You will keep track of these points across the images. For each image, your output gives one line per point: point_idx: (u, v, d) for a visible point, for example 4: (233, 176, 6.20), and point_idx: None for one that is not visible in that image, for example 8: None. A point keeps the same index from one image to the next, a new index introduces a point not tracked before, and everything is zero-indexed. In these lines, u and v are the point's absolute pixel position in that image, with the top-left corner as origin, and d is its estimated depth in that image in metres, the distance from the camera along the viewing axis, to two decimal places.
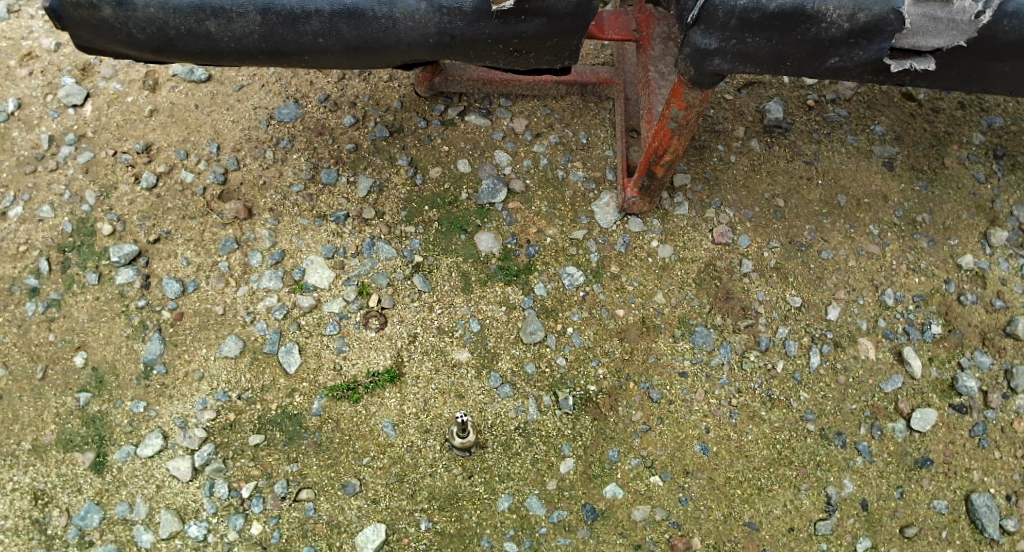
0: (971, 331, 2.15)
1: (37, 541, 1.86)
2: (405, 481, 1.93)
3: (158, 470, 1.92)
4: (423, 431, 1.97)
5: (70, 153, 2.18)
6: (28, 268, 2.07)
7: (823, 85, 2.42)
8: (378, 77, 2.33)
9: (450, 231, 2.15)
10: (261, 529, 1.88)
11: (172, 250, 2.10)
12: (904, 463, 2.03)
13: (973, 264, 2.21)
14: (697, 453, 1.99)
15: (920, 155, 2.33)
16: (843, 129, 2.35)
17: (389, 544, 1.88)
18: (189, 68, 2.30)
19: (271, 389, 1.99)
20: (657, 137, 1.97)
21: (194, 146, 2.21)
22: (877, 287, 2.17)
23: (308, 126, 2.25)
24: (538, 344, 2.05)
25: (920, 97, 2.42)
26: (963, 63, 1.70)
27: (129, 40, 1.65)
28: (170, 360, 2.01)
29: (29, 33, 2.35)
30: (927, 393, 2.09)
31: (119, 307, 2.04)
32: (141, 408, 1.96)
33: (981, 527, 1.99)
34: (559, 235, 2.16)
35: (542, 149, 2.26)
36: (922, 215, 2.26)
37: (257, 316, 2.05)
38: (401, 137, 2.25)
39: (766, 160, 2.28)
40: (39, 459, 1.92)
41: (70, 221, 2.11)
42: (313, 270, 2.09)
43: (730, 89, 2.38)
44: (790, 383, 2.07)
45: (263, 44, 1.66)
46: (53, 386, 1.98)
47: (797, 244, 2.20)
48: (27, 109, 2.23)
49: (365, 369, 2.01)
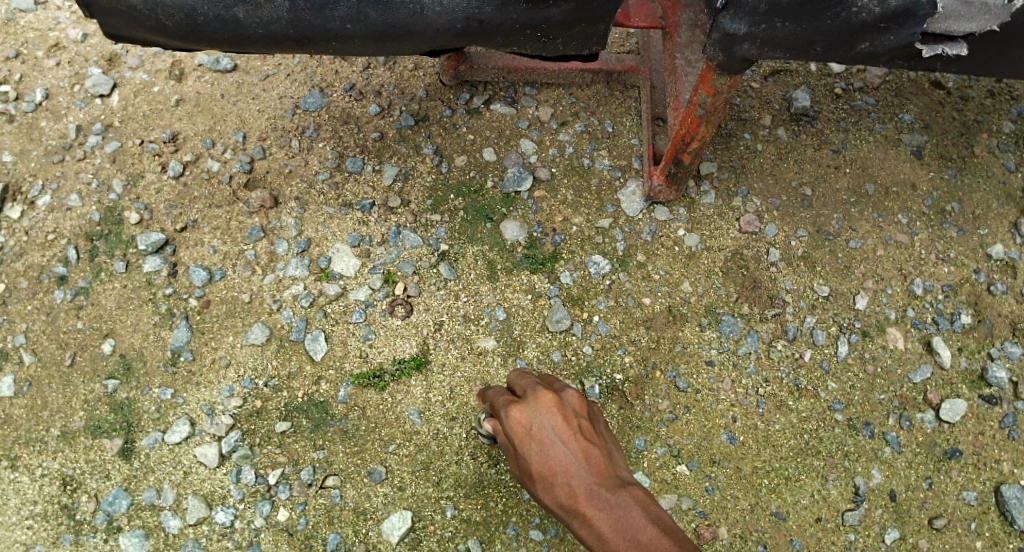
0: (1001, 322, 2.13)
1: (66, 526, 1.89)
2: (431, 468, 1.94)
3: (185, 457, 1.93)
4: (448, 419, 1.98)
5: (97, 143, 2.19)
6: (57, 256, 2.08)
7: (851, 73, 2.38)
8: (403, 66, 2.31)
9: (475, 220, 2.15)
10: (287, 516, 1.91)
11: (199, 239, 2.11)
12: (934, 453, 2.01)
13: (1004, 254, 2.19)
14: (723, 442, 1.99)
15: (949, 143, 2.30)
16: (870, 117, 2.31)
17: (415, 531, 1.90)
18: (215, 57, 2.28)
19: (298, 376, 2.00)
20: (685, 124, 1.95)
21: (221, 135, 2.21)
22: (905, 276, 2.15)
23: (333, 115, 2.24)
24: (564, 332, 2.05)
25: (949, 84, 2.39)
26: (994, 50, 1.68)
27: (157, 26, 1.66)
28: (197, 348, 2.02)
29: (56, 24, 2.33)
30: (956, 384, 2.07)
31: (146, 295, 2.06)
32: (169, 395, 1.98)
33: (1011, 519, 1.97)
34: (585, 223, 2.16)
35: (567, 137, 2.25)
36: (952, 204, 2.23)
37: (283, 304, 2.05)
38: (426, 126, 2.24)
39: (793, 148, 2.26)
40: (68, 445, 1.94)
41: (99, 210, 2.12)
42: (339, 258, 2.09)
43: (756, 77, 2.34)
44: (818, 372, 2.05)
45: (291, 30, 1.66)
46: (81, 372, 1.99)
47: (825, 233, 2.18)
48: (54, 99, 2.23)
49: (391, 356, 2.02)
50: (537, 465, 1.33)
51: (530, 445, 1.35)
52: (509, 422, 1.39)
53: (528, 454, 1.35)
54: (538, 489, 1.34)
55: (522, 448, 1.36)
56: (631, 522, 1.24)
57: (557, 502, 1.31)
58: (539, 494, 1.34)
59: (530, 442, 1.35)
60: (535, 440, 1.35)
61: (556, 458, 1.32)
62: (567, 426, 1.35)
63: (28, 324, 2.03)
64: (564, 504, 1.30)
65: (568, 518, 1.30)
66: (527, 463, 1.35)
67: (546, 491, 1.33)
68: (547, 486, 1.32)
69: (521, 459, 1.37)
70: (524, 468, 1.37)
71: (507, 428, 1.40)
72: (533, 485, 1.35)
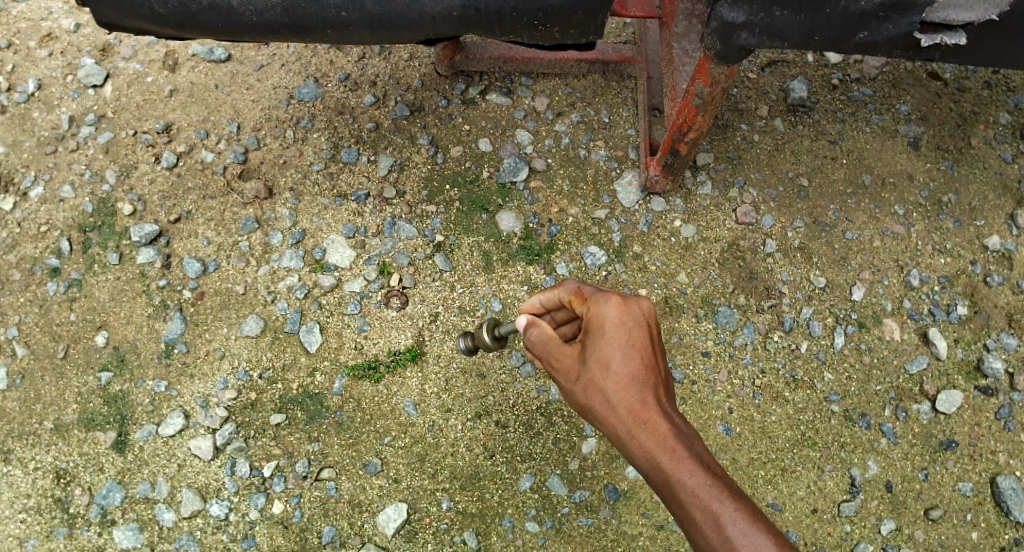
0: (997, 313, 2.13)
1: (60, 519, 1.88)
2: (427, 460, 1.94)
3: (179, 450, 1.93)
4: (444, 411, 1.97)
5: (90, 134, 2.17)
6: (49, 248, 2.07)
7: (848, 64, 2.37)
8: (399, 56, 2.29)
9: (471, 211, 2.14)
10: (282, 508, 1.90)
11: (193, 230, 2.10)
12: (929, 444, 2.01)
13: (1000, 246, 2.19)
14: (719, 433, 1.98)
15: (946, 134, 2.29)
16: (867, 108, 2.30)
17: (411, 524, 1.90)
18: (209, 47, 2.27)
19: (293, 368, 1.99)
20: (682, 114, 1.94)
21: (214, 125, 2.19)
22: (902, 267, 2.15)
23: (328, 105, 2.23)
24: None
25: (946, 75, 2.38)
26: (996, 38, 1.67)
27: (150, 15, 1.64)
28: (191, 340, 2.01)
29: (48, 14, 2.31)
30: (952, 375, 2.07)
31: (140, 286, 2.04)
32: (163, 388, 1.97)
33: (1006, 510, 1.98)
34: (581, 214, 2.15)
35: (563, 128, 2.24)
36: (948, 195, 2.23)
37: (278, 295, 2.04)
38: (422, 117, 2.23)
39: (790, 139, 2.25)
40: (62, 438, 1.93)
41: (92, 201, 2.11)
42: (334, 249, 2.08)
43: (753, 68, 2.33)
44: (815, 363, 2.05)
45: (286, 18, 1.65)
46: (75, 365, 1.98)
47: (821, 223, 2.17)
48: (47, 90, 2.21)
49: (387, 348, 2.01)
50: (623, 359, 1.40)
51: (624, 342, 1.42)
52: (604, 313, 1.45)
53: (614, 346, 1.41)
54: (610, 380, 1.39)
55: (610, 341, 1.42)
56: (699, 448, 1.34)
57: (627, 402, 1.37)
58: (604, 385, 1.39)
59: (626, 340, 1.42)
60: (628, 337, 1.42)
61: (640, 362, 1.40)
62: (653, 341, 1.44)
63: (20, 317, 2.01)
64: (632, 406, 1.37)
65: (633, 421, 1.36)
66: (609, 355, 1.41)
67: (618, 388, 1.38)
68: (623, 385, 1.38)
69: (599, 351, 1.42)
70: (598, 360, 1.41)
71: (593, 319, 1.46)
72: (605, 375, 1.39)
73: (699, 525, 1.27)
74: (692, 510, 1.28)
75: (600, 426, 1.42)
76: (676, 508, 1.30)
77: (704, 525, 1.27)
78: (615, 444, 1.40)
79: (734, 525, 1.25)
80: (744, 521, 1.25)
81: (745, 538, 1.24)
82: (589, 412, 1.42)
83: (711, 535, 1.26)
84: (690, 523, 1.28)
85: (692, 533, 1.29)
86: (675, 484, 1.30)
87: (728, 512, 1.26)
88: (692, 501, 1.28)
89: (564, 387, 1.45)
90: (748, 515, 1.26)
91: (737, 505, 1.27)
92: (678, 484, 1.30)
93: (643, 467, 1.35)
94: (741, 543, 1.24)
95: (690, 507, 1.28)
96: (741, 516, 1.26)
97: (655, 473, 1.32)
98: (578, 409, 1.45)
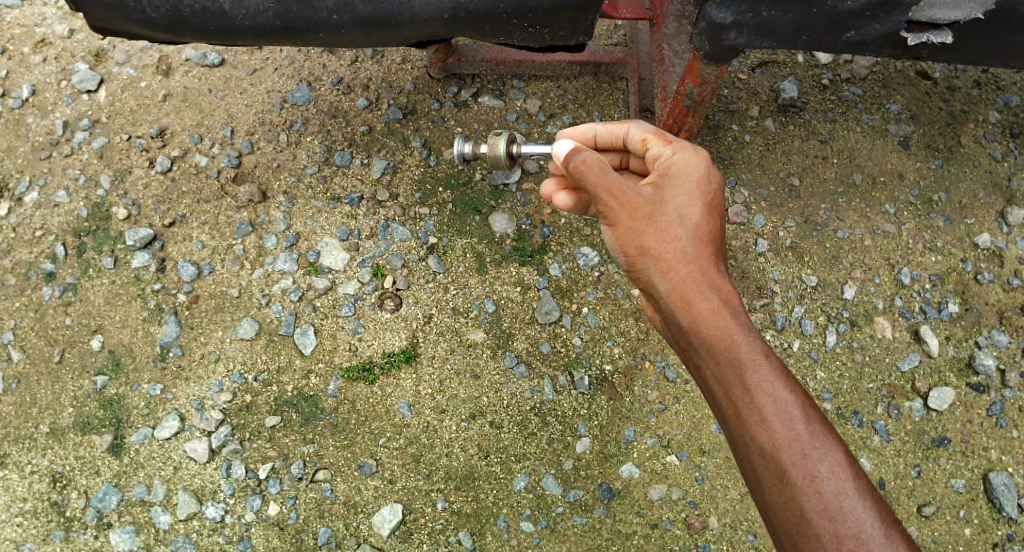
0: (987, 310, 2.14)
1: (56, 523, 1.88)
2: (422, 461, 1.95)
3: (175, 452, 1.93)
4: (438, 412, 1.98)
5: (84, 139, 2.18)
6: (44, 253, 2.07)
7: (838, 64, 2.37)
8: (391, 60, 2.30)
9: (464, 212, 2.15)
10: (278, 510, 1.91)
11: (187, 234, 2.10)
12: (921, 442, 2.03)
13: (990, 243, 2.20)
14: (712, 432, 2.00)
15: (936, 133, 2.31)
16: (858, 108, 2.32)
17: (406, 524, 1.91)
18: (202, 52, 2.27)
19: (287, 370, 2.00)
20: (672, 115, 1.98)
21: (208, 130, 2.20)
22: (893, 266, 2.16)
23: (321, 109, 2.23)
24: (553, 324, 2.06)
25: (936, 74, 2.38)
26: (984, 35, 1.68)
27: (143, 19, 1.65)
28: (186, 343, 2.01)
29: (42, 19, 2.32)
30: (943, 372, 2.09)
31: (135, 290, 2.05)
32: (158, 391, 1.98)
33: (999, 506, 1.99)
34: (574, 215, 2.16)
35: (555, 129, 2.25)
36: (939, 194, 2.24)
37: (272, 298, 2.05)
38: (414, 119, 2.23)
39: (781, 139, 2.26)
40: (58, 442, 1.93)
41: (86, 206, 2.12)
42: (328, 252, 2.09)
43: (743, 69, 2.34)
44: (807, 362, 2.06)
45: (278, 21, 1.66)
46: (71, 369, 1.99)
47: (813, 223, 2.19)
48: (41, 95, 2.22)
49: (381, 350, 2.02)
50: (702, 221, 1.50)
51: (710, 199, 1.54)
52: (694, 162, 1.56)
53: (694, 207, 1.51)
54: (688, 234, 1.48)
55: (697, 193, 1.53)
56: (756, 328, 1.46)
57: (700, 261, 1.48)
58: (681, 235, 1.48)
59: (710, 197, 1.54)
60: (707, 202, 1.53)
61: (713, 231, 1.51)
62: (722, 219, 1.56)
63: (15, 321, 2.02)
64: (707, 269, 1.48)
65: (707, 286, 1.46)
66: (693, 207, 1.51)
67: (696, 244, 1.48)
68: (701, 243, 1.49)
69: (683, 198, 1.52)
70: (678, 209, 1.50)
71: (678, 164, 1.57)
72: (682, 226, 1.49)
73: (765, 408, 1.38)
74: (760, 391, 1.38)
75: (660, 274, 1.48)
76: (741, 385, 1.40)
77: (768, 410, 1.37)
78: (675, 297, 1.47)
79: (801, 420, 1.37)
80: (811, 417, 1.38)
81: (810, 439, 1.37)
82: (654, 256, 1.48)
83: (778, 426, 1.37)
84: (753, 404, 1.38)
85: (747, 409, 1.39)
86: (748, 359, 1.40)
87: (795, 407, 1.38)
88: (761, 386, 1.38)
89: (625, 223, 1.49)
90: (814, 416, 1.39)
91: (804, 401, 1.39)
92: (751, 363, 1.40)
93: (708, 333, 1.43)
94: (805, 442, 1.36)
95: (758, 389, 1.39)
96: (809, 410, 1.39)
97: (723, 342, 1.41)
98: (633, 247, 1.49)
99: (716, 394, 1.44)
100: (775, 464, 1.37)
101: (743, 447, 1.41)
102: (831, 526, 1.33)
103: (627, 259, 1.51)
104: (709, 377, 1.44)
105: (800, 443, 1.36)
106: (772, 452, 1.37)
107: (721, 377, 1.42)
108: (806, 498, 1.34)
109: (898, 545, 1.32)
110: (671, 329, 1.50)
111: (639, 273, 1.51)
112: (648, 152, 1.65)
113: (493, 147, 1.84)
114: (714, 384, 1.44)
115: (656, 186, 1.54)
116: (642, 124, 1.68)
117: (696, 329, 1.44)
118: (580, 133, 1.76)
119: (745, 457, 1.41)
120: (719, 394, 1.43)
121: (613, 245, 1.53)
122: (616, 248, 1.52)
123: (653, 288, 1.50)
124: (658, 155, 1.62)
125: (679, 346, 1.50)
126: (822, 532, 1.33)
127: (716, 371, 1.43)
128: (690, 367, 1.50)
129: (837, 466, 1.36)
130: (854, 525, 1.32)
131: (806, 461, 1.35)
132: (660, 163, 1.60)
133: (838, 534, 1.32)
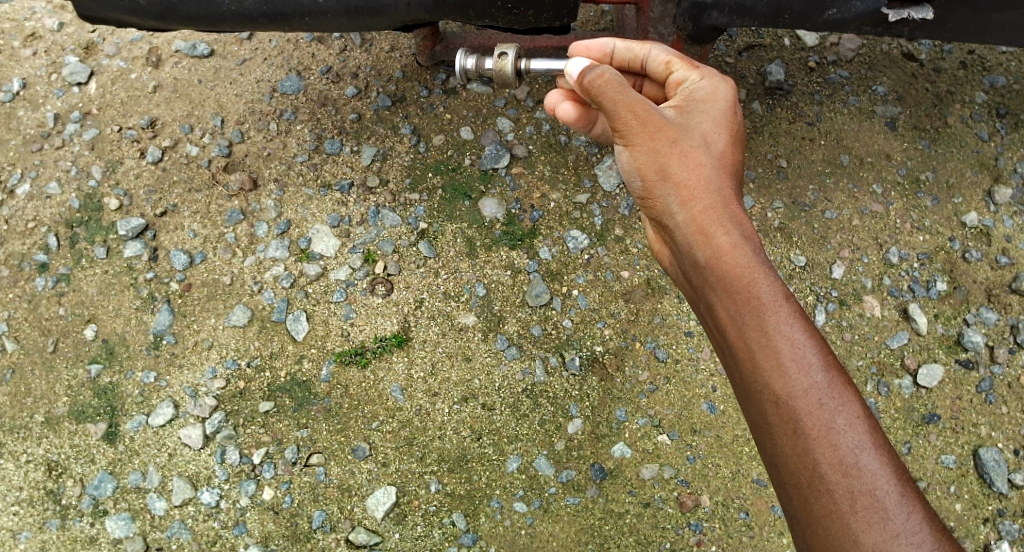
0: (976, 288, 2.16)
1: (52, 511, 1.89)
2: (415, 444, 1.96)
3: (169, 439, 1.94)
4: (430, 394, 1.99)
5: (75, 131, 2.18)
6: (38, 244, 2.09)
7: (824, 47, 2.38)
8: (379, 48, 2.31)
9: (454, 198, 2.16)
10: (272, 495, 1.92)
11: (179, 223, 2.11)
12: (911, 419, 2.05)
13: (978, 222, 2.21)
14: (704, 411, 2.01)
15: (922, 114, 2.32)
16: (844, 90, 2.33)
17: (400, 506, 1.92)
18: (192, 43, 2.28)
19: (280, 355, 2.01)
20: None
21: (198, 120, 2.21)
22: (880, 245, 2.18)
23: (310, 98, 2.24)
24: (544, 306, 2.07)
25: (922, 56, 2.39)
26: (962, 15, 1.73)
27: (131, 7, 1.67)
28: (179, 331, 2.03)
29: (31, 13, 2.32)
30: (932, 349, 2.10)
31: (128, 279, 2.06)
32: (152, 378, 1.99)
33: (990, 481, 2.00)
34: (562, 199, 2.17)
35: (544, 115, 2.25)
36: (926, 173, 2.25)
37: (265, 285, 2.06)
38: (403, 106, 2.24)
39: (768, 122, 2.27)
40: (52, 431, 1.94)
41: (78, 197, 2.12)
42: (319, 239, 2.10)
43: (730, 53, 2.34)
44: None
45: (263, 7, 1.67)
46: (65, 358, 2.00)
47: (800, 204, 2.20)
48: (32, 88, 2.23)
49: (373, 335, 2.03)
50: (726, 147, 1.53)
51: (733, 128, 1.56)
52: (720, 90, 1.59)
53: (719, 134, 1.54)
54: (712, 162, 1.50)
55: (722, 121, 1.55)
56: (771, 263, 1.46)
57: (723, 187, 1.49)
58: (705, 162, 1.50)
59: (732, 126, 1.57)
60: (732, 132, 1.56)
61: (734, 165, 1.54)
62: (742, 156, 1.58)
63: (10, 312, 2.03)
64: (731, 201, 1.48)
65: (728, 219, 1.46)
66: (718, 135, 1.54)
67: (719, 173, 1.50)
68: (724, 172, 1.51)
69: (708, 124, 1.54)
70: (702, 136, 1.53)
71: (705, 90, 1.59)
72: (707, 152, 1.51)
73: (783, 352, 1.36)
74: (778, 335, 1.36)
75: (679, 202, 1.49)
76: (758, 326, 1.37)
77: (783, 348, 1.36)
78: (696, 228, 1.46)
79: (819, 367, 1.35)
80: (827, 364, 1.36)
81: (828, 390, 1.34)
82: (675, 182, 1.49)
83: (795, 373, 1.35)
84: (770, 346, 1.36)
85: (761, 347, 1.37)
86: (766, 300, 1.38)
87: (813, 354, 1.36)
88: (781, 329, 1.37)
89: (647, 145, 1.50)
90: (833, 365, 1.37)
91: (820, 349, 1.37)
92: (772, 304, 1.38)
93: (727, 266, 1.42)
94: (823, 391, 1.34)
95: (776, 332, 1.37)
96: (825, 357, 1.36)
97: (743, 279, 1.40)
98: (653, 171, 1.50)
99: (730, 337, 1.41)
100: (789, 413, 1.34)
101: (756, 394, 1.38)
102: (845, 481, 1.31)
103: (644, 183, 1.52)
104: (724, 316, 1.42)
105: (817, 392, 1.34)
106: (787, 399, 1.34)
107: (737, 318, 1.40)
108: (820, 450, 1.32)
109: (912, 505, 1.30)
110: (685, 261, 1.49)
111: (657, 200, 1.51)
112: (670, 75, 1.67)
113: (500, 64, 1.73)
114: (726, 322, 1.41)
115: (680, 109, 1.56)
116: (664, 46, 1.69)
117: (715, 262, 1.43)
118: (596, 48, 1.74)
119: (756, 403, 1.38)
120: (734, 334, 1.40)
121: (630, 167, 1.53)
122: (633, 171, 1.53)
123: (671, 217, 1.50)
124: (683, 79, 1.64)
125: (691, 281, 1.49)
126: (836, 486, 1.31)
127: (732, 306, 1.40)
128: (701, 305, 1.49)
129: (854, 419, 1.34)
130: (870, 482, 1.30)
131: (822, 412, 1.33)
132: (685, 87, 1.62)
133: (853, 489, 1.30)
